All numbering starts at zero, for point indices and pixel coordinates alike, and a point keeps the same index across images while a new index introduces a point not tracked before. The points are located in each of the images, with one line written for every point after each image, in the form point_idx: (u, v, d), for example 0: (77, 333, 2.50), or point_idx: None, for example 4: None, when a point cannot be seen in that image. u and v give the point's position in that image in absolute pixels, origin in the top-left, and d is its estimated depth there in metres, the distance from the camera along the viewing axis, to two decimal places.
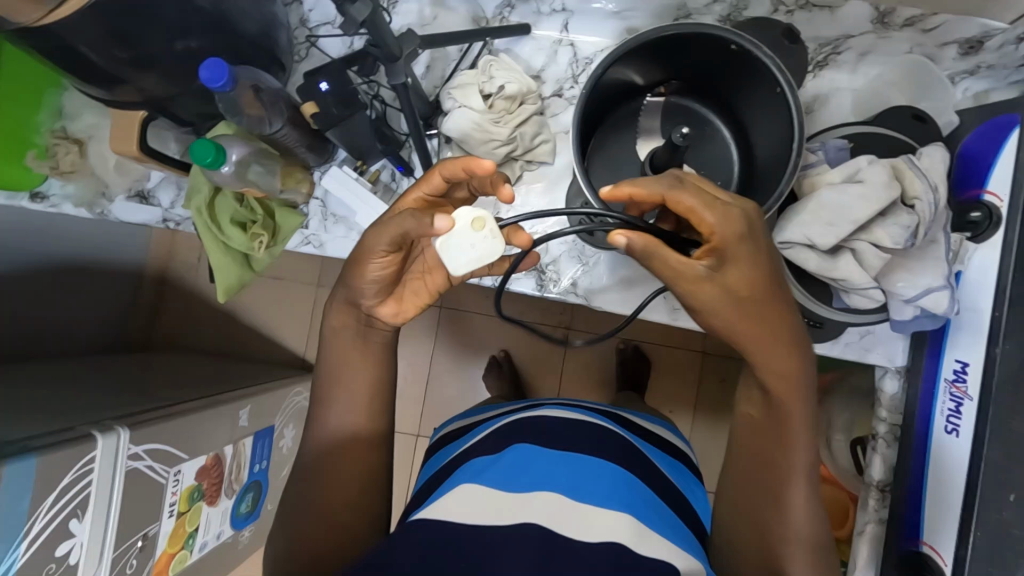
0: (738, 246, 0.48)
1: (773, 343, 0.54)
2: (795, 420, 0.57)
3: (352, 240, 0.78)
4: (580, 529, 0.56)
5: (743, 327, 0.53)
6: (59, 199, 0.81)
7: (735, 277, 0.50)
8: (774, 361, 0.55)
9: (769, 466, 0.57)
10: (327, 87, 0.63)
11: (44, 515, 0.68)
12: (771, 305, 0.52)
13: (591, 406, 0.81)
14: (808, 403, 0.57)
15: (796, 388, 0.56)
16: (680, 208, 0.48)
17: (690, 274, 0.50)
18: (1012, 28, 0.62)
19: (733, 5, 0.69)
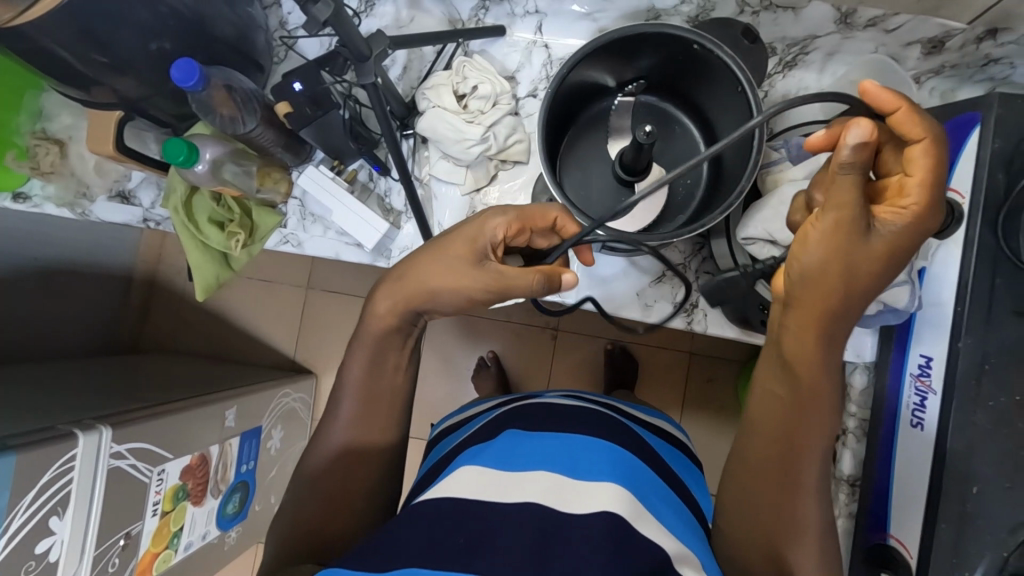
0: (910, 232, 0.44)
1: (834, 312, 0.46)
2: (818, 405, 0.50)
3: (329, 239, 0.79)
4: (577, 503, 0.57)
5: (825, 295, 0.46)
6: (41, 200, 0.83)
7: (877, 249, 0.44)
8: (810, 342, 0.48)
9: (790, 457, 0.51)
10: (299, 87, 0.65)
11: (23, 512, 0.69)
12: (866, 290, 0.46)
13: (595, 398, 0.83)
14: (832, 394, 0.50)
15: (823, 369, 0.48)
16: (915, 160, 0.43)
17: (847, 219, 0.43)
18: (970, 28, 0.64)
19: (700, 6, 0.71)
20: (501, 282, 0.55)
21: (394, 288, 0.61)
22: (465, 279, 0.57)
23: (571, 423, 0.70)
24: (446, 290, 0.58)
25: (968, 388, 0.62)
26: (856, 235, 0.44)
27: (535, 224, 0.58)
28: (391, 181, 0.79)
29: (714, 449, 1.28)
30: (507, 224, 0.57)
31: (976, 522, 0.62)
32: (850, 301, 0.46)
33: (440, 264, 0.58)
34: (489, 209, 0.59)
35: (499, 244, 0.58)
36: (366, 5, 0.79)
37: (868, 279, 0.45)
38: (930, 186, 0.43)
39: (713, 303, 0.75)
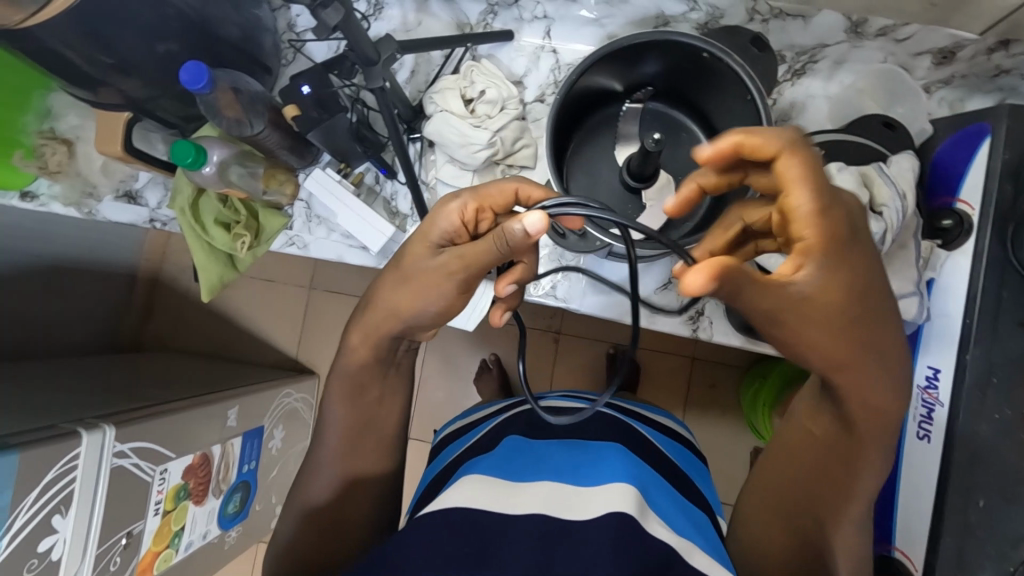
0: (835, 258, 0.41)
1: (847, 358, 0.46)
2: (867, 438, 0.51)
3: (335, 241, 0.79)
4: (580, 510, 0.56)
5: (854, 347, 0.45)
6: (47, 199, 0.83)
7: (817, 296, 0.42)
8: (865, 386, 0.48)
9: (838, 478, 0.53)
10: (307, 90, 0.66)
11: (26, 511, 0.69)
12: (862, 320, 0.44)
13: (596, 398, 0.83)
14: (886, 433, 0.51)
15: (879, 406, 0.50)
16: (784, 176, 0.41)
17: (774, 295, 0.41)
18: (981, 38, 0.63)
19: (709, 13, 0.70)
20: (460, 264, 0.53)
21: (363, 322, 0.63)
22: (431, 275, 0.55)
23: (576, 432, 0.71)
24: (419, 306, 0.57)
25: (974, 400, 0.62)
26: (794, 301, 0.42)
27: (495, 204, 0.55)
28: (397, 185, 0.79)
29: (716, 455, 1.28)
30: (463, 207, 0.54)
31: (979, 534, 0.61)
32: (863, 337, 0.45)
33: (411, 272, 0.57)
34: (442, 199, 0.56)
35: (457, 233, 0.55)
36: (374, 9, 0.80)
37: (841, 320, 0.43)
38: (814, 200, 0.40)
39: (719, 310, 0.75)
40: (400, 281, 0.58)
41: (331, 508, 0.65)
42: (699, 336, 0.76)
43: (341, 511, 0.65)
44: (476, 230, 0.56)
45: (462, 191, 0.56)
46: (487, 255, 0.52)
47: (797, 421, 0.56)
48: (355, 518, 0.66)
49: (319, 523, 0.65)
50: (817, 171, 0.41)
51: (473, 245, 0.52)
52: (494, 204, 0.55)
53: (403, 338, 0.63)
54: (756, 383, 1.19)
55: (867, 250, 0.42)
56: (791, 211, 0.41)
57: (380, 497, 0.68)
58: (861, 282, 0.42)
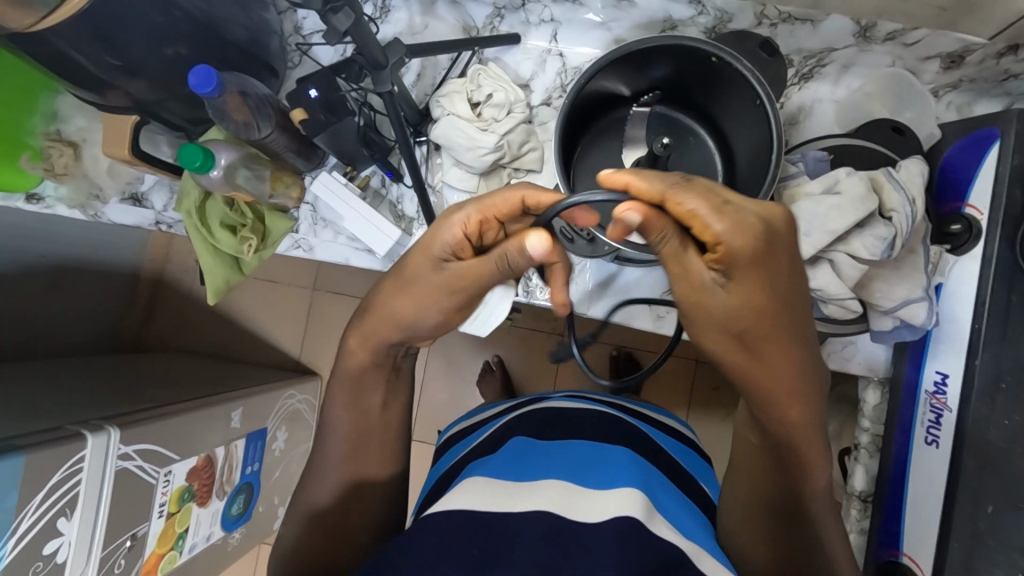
0: (748, 264, 0.44)
1: (765, 362, 0.50)
2: (802, 445, 0.53)
3: (341, 244, 0.79)
4: (589, 512, 0.56)
5: (762, 357, 0.49)
6: (53, 201, 0.83)
7: (729, 299, 0.46)
8: (785, 403, 0.52)
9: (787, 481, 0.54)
10: (315, 94, 0.67)
11: (31, 514, 0.69)
12: (775, 324, 0.48)
13: (598, 398, 0.83)
14: (818, 443, 0.54)
15: (799, 415, 0.52)
16: (681, 211, 0.43)
17: (689, 290, 0.47)
18: (991, 43, 0.63)
19: (717, 17, 0.70)
20: (462, 281, 0.56)
21: (362, 327, 0.64)
22: (432, 290, 0.58)
23: (582, 432, 0.70)
24: (421, 316, 0.60)
25: (983, 406, 0.62)
26: (706, 300, 0.47)
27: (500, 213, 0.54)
28: (403, 188, 0.79)
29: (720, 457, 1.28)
30: (467, 221, 0.54)
31: (987, 540, 0.61)
32: (776, 341, 0.49)
33: (410, 284, 0.59)
34: (448, 207, 0.55)
35: (461, 246, 0.56)
36: (381, 11, 0.79)
37: (751, 325, 0.47)
38: (722, 215, 0.43)
39: None
40: (399, 290, 0.60)
41: (336, 510, 0.65)
42: None
43: (346, 514, 0.65)
44: (482, 239, 0.56)
45: (468, 199, 0.54)
46: (488, 276, 0.55)
47: (739, 432, 0.59)
48: (360, 522, 0.65)
49: (324, 527, 0.65)
50: (721, 191, 0.43)
51: (476, 264, 0.55)
52: (501, 215, 0.54)
53: (401, 345, 0.64)
54: None
55: (790, 253, 0.46)
56: (693, 228, 0.44)
57: (386, 500, 0.68)
58: (773, 287, 0.46)
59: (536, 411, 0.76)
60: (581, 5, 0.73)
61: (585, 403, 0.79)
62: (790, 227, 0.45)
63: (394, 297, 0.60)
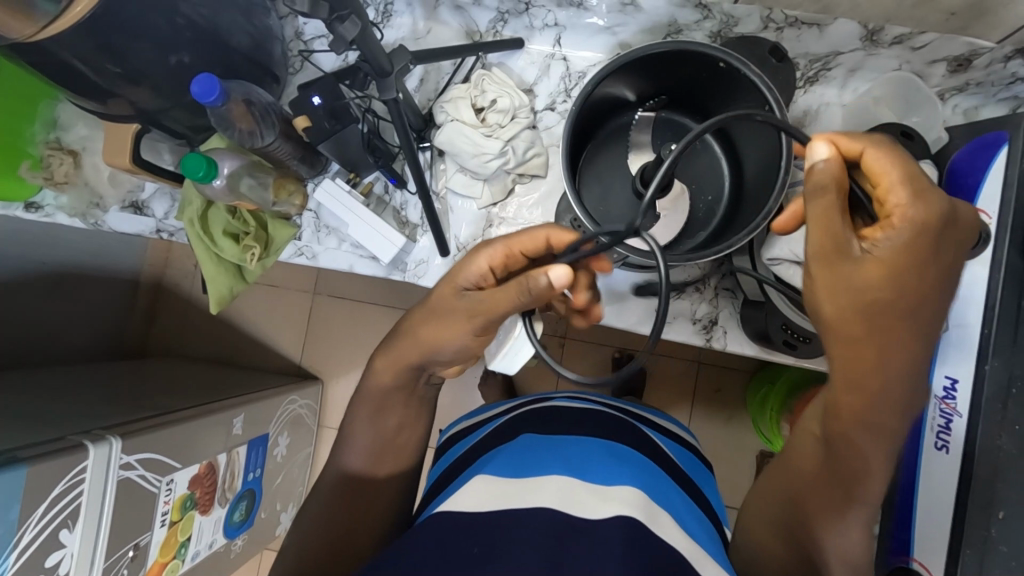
0: (914, 236, 0.43)
1: (871, 344, 0.46)
2: (865, 452, 0.50)
3: (344, 252, 0.78)
4: (592, 508, 0.55)
5: (854, 353, 0.47)
6: (53, 209, 0.82)
7: (874, 263, 0.44)
8: (857, 406, 0.48)
9: (833, 489, 0.52)
10: (318, 101, 0.66)
11: (35, 524, 0.69)
12: (910, 311, 0.45)
13: (602, 399, 0.82)
14: (876, 473, 0.51)
15: (870, 418, 0.48)
16: (872, 165, 0.44)
17: (826, 239, 0.45)
18: (999, 47, 0.63)
19: (723, 22, 0.70)
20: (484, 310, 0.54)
21: (393, 352, 0.65)
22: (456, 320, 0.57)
23: (588, 430, 0.70)
24: (447, 341, 0.59)
25: (993, 411, 0.61)
26: (849, 261, 0.44)
27: (525, 247, 0.56)
28: (408, 195, 0.79)
29: (723, 460, 1.27)
30: (490, 254, 0.56)
31: (999, 547, 0.60)
32: (897, 342, 0.46)
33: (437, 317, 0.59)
34: (477, 244, 0.59)
35: (484, 275, 0.57)
36: (384, 16, 0.79)
37: (892, 301, 0.45)
38: (913, 185, 0.43)
39: (732, 320, 0.75)
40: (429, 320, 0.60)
41: (341, 518, 0.65)
42: (712, 346, 0.75)
43: (352, 525, 0.64)
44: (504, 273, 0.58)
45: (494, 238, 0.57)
46: (509, 305, 0.53)
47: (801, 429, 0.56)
48: (365, 531, 0.65)
49: (331, 537, 0.64)
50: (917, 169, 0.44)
51: (495, 300, 0.53)
52: (526, 249, 0.56)
53: (425, 368, 0.64)
54: (762, 388, 1.17)
55: (946, 259, 0.45)
56: (876, 189, 0.45)
57: (390, 507, 0.67)
58: (916, 277, 0.44)
59: (541, 411, 0.75)
60: (585, 9, 0.72)
61: (586, 403, 0.78)
62: (954, 228, 0.45)
63: (423, 321, 0.61)
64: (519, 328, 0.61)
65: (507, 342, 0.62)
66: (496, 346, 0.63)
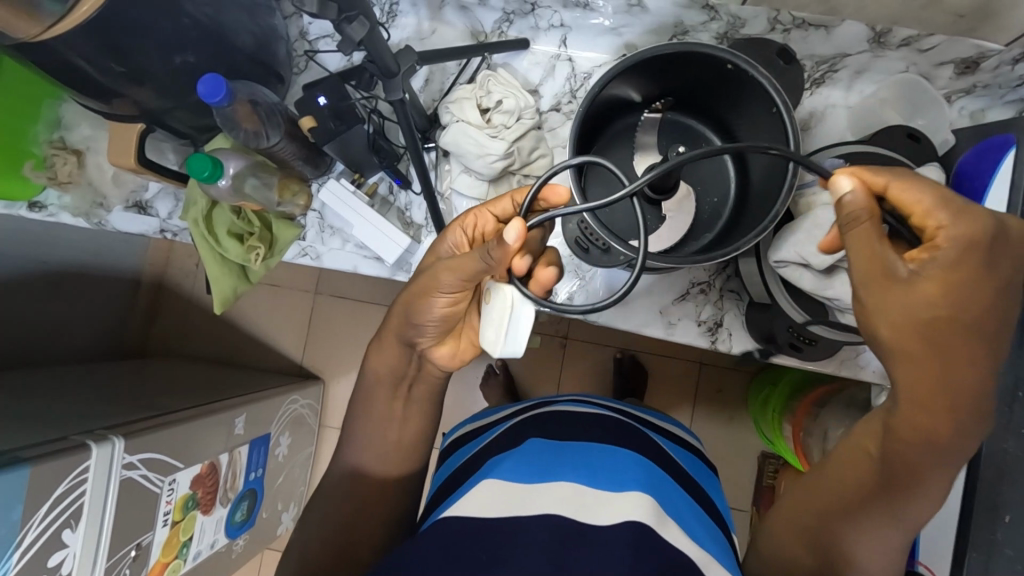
0: (966, 254, 0.43)
1: (940, 358, 0.44)
2: (920, 468, 0.47)
3: (348, 252, 0.78)
4: (600, 516, 0.55)
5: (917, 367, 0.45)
6: (56, 209, 0.82)
7: (931, 286, 0.43)
8: (919, 423, 0.46)
9: (881, 505, 0.50)
10: (323, 101, 0.66)
11: (38, 524, 0.68)
12: (975, 323, 0.43)
13: (607, 403, 0.82)
14: (931, 490, 0.48)
15: (933, 436, 0.46)
16: (898, 198, 0.45)
17: (876, 268, 0.44)
18: (1006, 49, 0.63)
19: (729, 23, 0.69)
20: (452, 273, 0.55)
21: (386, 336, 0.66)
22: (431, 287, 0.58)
23: (596, 435, 0.69)
24: (423, 309, 0.59)
25: (999, 414, 0.61)
26: (900, 280, 0.44)
27: (495, 211, 0.60)
28: (412, 195, 0.78)
29: (725, 460, 1.27)
30: (464, 218, 0.60)
31: (1005, 550, 0.60)
32: (965, 356, 0.43)
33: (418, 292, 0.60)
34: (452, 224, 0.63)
35: (459, 240, 0.61)
36: (388, 16, 0.79)
37: (955, 316, 0.43)
38: (956, 207, 0.43)
39: (738, 322, 0.75)
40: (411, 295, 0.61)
41: (346, 520, 0.65)
42: (717, 347, 0.76)
43: (356, 526, 0.64)
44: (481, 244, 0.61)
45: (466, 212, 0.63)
46: (474, 268, 0.53)
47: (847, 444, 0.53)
48: (369, 532, 0.64)
49: (335, 538, 0.64)
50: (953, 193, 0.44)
51: (464, 260, 0.54)
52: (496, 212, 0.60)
53: (415, 347, 0.65)
54: (764, 390, 1.17)
55: (1005, 275, 0.44)
56: (913, 215, 0.45)
57: (394, 509, 0.67)
58: (976, 297, 0.43)
59: (547, 415, 0.75)
60: (591, 10, 0.72)
61: (592, 407, 0.78)
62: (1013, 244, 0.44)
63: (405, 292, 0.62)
64: (513, 293, 0.51)
65: (505, 315, 0.52)
66: (493, 329, 0.53)
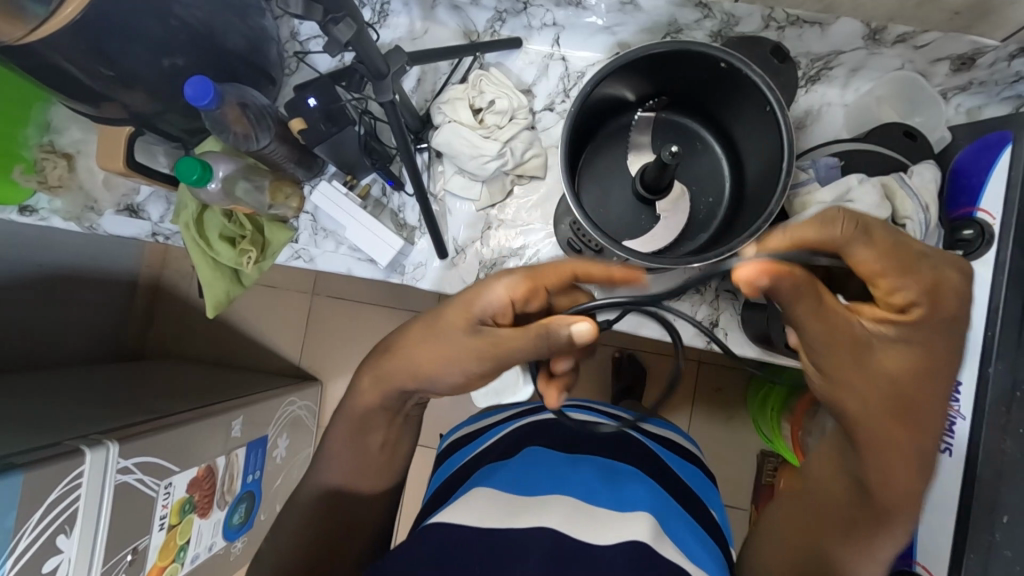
0: (916, 331, 0.51)
1: (916, 407, 0.52)
2: (897, 507, 0.53)
3: (341, 254, 0.78)
4: (597, 530, 0.55)
5: (886, 416, 0.52)
6: (47, 213, 0.81)
7: (884, 357, 0.51)
8: (893, 468, 0.52)
9: (863, 531, 0.54)
10: (314, 102, 0.65)
11: (32, 530, 0.68)
12: (931, 379, 0.52)
13: (606, 409, 0.81)
14: (902, 525, 0.54)
15: (901, 478, 0.53)
16: (866, 262, 0.50)
17: (841, 337, 0.51)
18: (1003, 46, 0.62)
19: (723, 21, 0.69)
20: (504, 349, 0.55)
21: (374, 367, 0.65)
22: (470, 351, 0.56)
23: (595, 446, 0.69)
24: (452, 370, 0.58)
25: (997, 414, 0.61)
26: (862, 348, 0.51)
27: (547, 281, 0.56)
28: (405, 196, 0.78)
29: (723, 460, 1.26)
30: (515, 287, 0.54)
31: (1003, 552, 0.59)
32: (925, 405, 0.52)
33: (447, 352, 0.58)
34: (497, 271, 0.56)
35: (504, 310, 0.55)
36: (380, 16, 0.78)
37: (903, 380, 0.51)
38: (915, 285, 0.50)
39: (734, 322, 0.74)
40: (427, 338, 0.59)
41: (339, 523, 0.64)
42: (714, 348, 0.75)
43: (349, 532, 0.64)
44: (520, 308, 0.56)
45: (517, 268, 0.56)
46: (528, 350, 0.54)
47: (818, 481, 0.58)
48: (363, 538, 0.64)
49: None
50: (922, 264, 0.50)
51: (518, 330, 0.54)
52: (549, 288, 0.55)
53: (413, 393, 0.64)
54: (763, 388, 1.17)
55: (939, 341, 0.52)
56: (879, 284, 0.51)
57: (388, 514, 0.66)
58: (928, 364, 0.51)
59: (544, 421, 0.74)
60: (585, 9, 0.71)
61: (589, 413, 0.77)
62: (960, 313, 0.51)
63: (423, 345, 0.59)
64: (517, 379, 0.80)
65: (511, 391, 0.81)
66: (510, 389, 0.81)
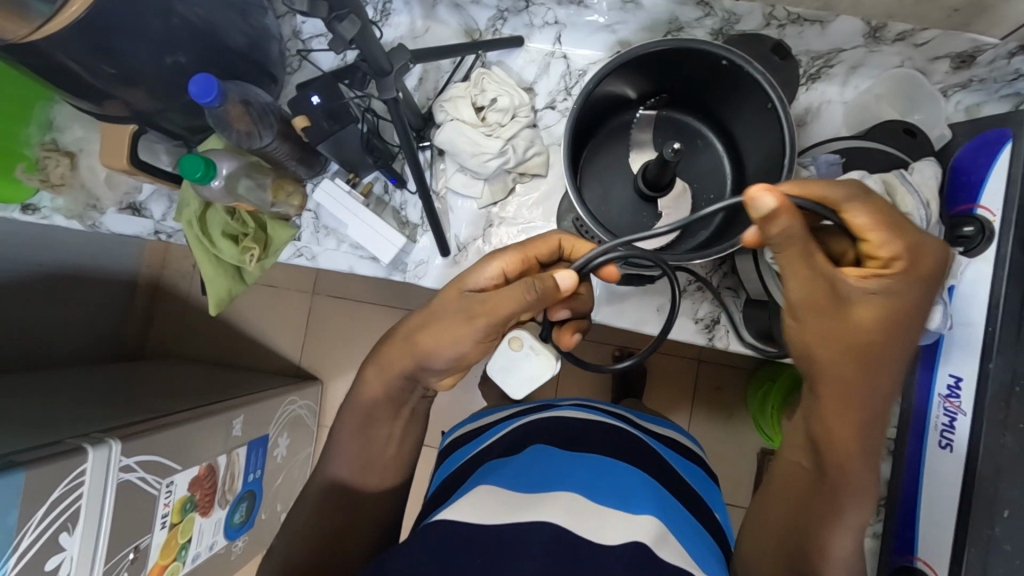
0: (894, 285, 0.51)
1: (881, 371, 0.54)
2: (853, 479, 0.56)
3: (343, 252, 0.78)
4: (601, 527, 0.55)
5: (847, 379, 0.54)
6: (49, 211, 0.82)
7: (859, 311, 0.52)
8: (849, 432, 0.55)
9: (826, 503, 0.57)
10: (317, 100, 0.65)
11: (34, 528, 0.68)
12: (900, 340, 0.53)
13: (608, 408, 0.81)
14: (864, 497, 0.57)
15: (855, 446, 0.56)
16: (853, 220, 0.50)
17: (816, 292, 0.51)
18: (1003, 43, 0.62)
19: (724, 19, 0.69)
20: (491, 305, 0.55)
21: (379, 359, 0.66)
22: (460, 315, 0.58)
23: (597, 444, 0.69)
24: (445, 347, 0.58)
25: (998, 409, 0.61)
26: (836, 303, 0.51)
27: (540, 253, 0.61)
28: (407, 194, 0.78)
29: (724, 458, 1.26)
30: (507, 255, 0.59)
31: (1003, 546, 0.60)
32: (888, 369, 0.54)
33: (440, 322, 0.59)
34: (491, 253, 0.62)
35: (496, 277, 0.59)
36: (382, 14, 0.78)
37: (870, 340, 0.52)
38: (895, 238, 0.51)
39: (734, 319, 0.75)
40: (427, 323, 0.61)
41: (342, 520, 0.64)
42: (715, 345, 0.75)
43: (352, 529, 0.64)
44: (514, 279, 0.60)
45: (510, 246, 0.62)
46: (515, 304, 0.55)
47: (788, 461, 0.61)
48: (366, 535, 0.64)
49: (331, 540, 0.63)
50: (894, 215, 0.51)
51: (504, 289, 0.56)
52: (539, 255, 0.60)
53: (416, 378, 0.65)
54: (764, 386, 1.17)
55: (912, 300, 0.52)
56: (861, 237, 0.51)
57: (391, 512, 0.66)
58: (898, 317, 0.52)
59: (547, 419, 0.74)
60: (586, 7, 0.71)
61: (592, 412, 0.77)
62: (938, 268, 0.52)
63: (419, 325, 0.62)
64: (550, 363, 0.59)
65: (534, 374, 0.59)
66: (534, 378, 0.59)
